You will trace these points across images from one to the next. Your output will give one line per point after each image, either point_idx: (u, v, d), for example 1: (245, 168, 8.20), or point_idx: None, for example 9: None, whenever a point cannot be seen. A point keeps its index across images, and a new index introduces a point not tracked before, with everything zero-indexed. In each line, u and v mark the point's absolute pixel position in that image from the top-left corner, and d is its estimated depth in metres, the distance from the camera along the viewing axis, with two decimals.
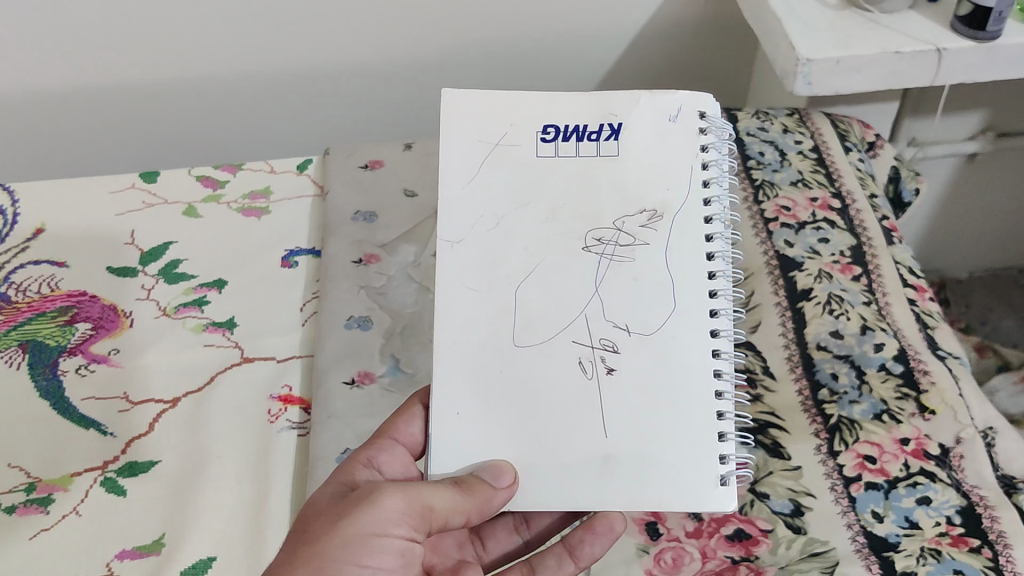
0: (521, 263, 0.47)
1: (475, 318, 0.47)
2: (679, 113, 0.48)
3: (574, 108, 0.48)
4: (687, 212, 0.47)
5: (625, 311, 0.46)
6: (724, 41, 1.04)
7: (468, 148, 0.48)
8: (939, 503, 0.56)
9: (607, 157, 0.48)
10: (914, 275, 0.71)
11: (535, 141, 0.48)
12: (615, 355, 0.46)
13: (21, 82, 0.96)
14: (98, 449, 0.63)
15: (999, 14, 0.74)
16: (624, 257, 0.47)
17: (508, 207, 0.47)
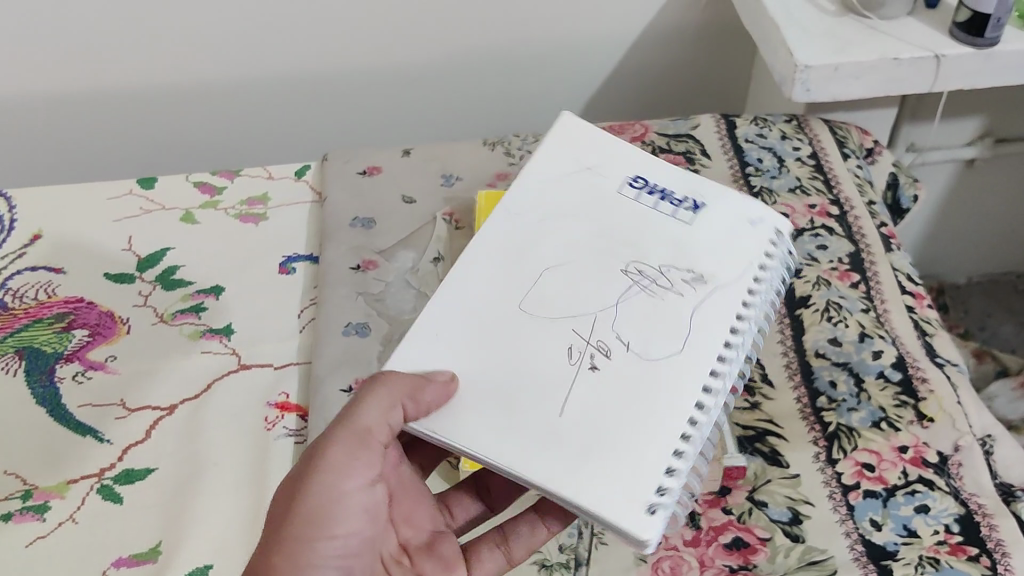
0: (547, 269, 0.52)
1: (485, 288, 0.51)
2: (755, 223, 0.55)
3: (671, 183, 0.57)
4: (726, 281, 0.52)
5: (637, 327, 0.50)
6: (723, 47, 1.04)
7: (572, 159, 0.57)
8: (937, 511, 0.56)
9: (679, 221, 0.55)
10: (913, 282, 0.71)
11: (618, 180, 0.56)
12: (605, 357, 0.49)
13: (20, 87, 0.96)
14: (95, 456, 0.63)
15: (997, 21, 0.74)
16: (657, 290, 0.51)
17: (566, 224, 0.54)
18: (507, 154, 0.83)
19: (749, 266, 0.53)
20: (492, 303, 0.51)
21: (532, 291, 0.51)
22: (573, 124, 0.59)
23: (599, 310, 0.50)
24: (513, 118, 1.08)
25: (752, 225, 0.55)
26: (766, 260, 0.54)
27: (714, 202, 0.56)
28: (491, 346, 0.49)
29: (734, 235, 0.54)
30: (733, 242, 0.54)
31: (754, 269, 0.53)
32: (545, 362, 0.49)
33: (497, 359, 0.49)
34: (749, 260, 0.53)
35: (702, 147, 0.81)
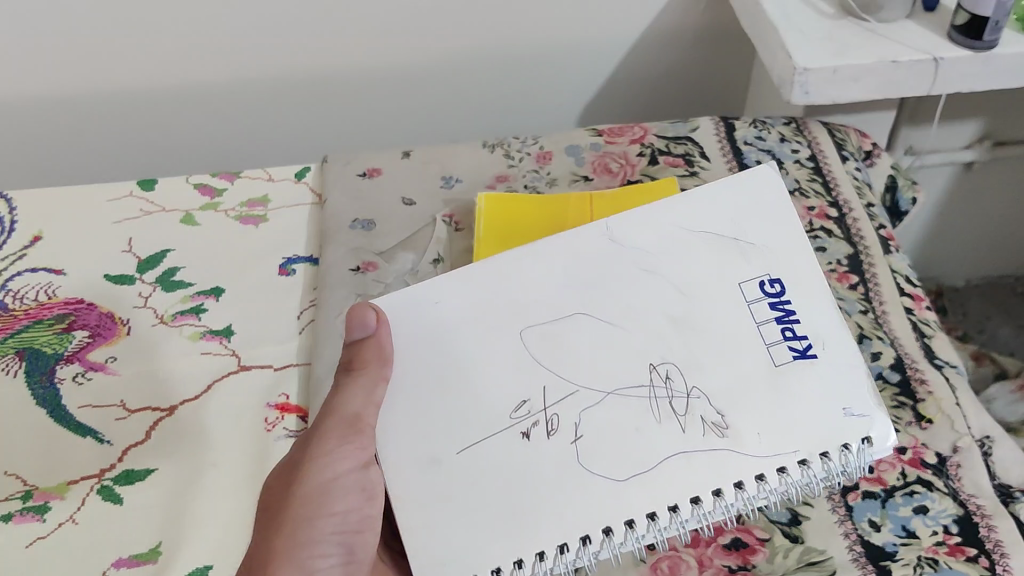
0: (562, 321, 0.54)
1: (511, 298, 0.55)
2: (851, 415, 0.51)
3: (811, 309, 0.54)
4: (754, 440, 0.51)
5: (623, 417, 0.52)
6: (723, 50, 1.04)
7: (716, 216, 0.57)
8: (936, 512, 0.56)
9: (770, 358, 0.53)
10: (911, 284, 0.71)
11: (753, 265, 0.55)
12: (546, 434, 0.51)
13: (20, 89, 0.97)
14: (95, 457, 0.63)
15: (996, 24, 0.75)
16: (666, 409, 0.52)
17: (630, 278, 0.56)
18: (506, 156, 0.83)
19: (793, 452, 0.50)
20: (503, 322, 0.54)
21: (530, 334, 0.54)
22: (771, 185, 0.58)
23: (590, 381, 0.53)
24: (512, 120, 1.08)
25: (843, 416, 0.51)
26: (830, 451, 0.50)
27: (825, 363, 0.53)
28: (469, 403, 0.52)
29: (803, 408, 0.51)
30: (807, 407, 0.51)
31: (800, 452, 0.50)
32: (502, 439, 0.51)
33: (462, 433, 0.52)
34: (801, 443, 0.50)
35: (701, 150, 0.81)
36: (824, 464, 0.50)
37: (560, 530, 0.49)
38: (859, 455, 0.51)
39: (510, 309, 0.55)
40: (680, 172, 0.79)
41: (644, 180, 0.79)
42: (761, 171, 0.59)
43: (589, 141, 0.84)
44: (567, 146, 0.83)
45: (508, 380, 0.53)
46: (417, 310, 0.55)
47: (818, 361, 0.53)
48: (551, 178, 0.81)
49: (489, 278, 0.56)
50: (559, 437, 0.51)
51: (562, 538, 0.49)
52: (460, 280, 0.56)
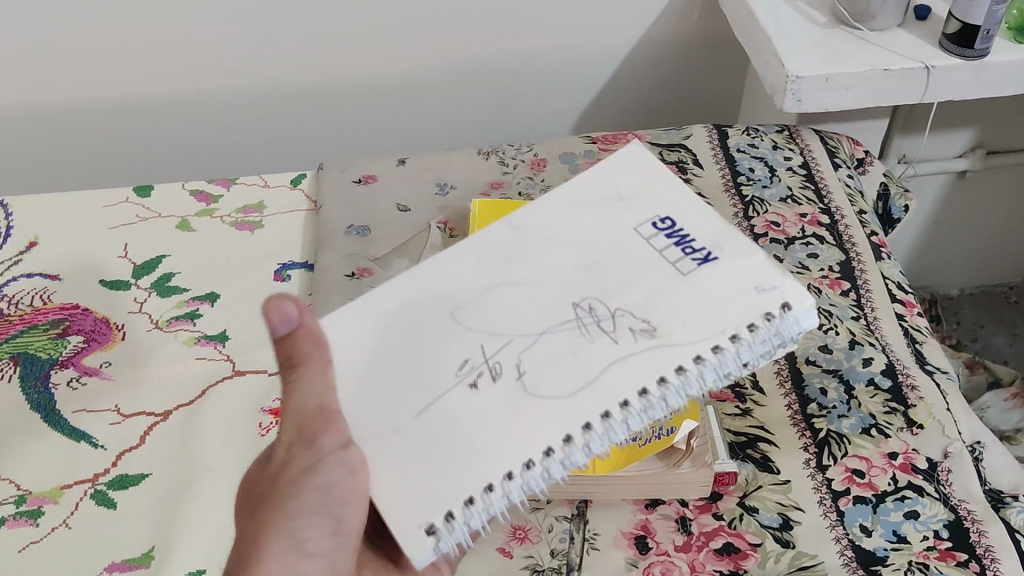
0: (481, 293, 0.45)
1: (408, 294, 0.45)
2: (763, 290, 0.42)
3: (702, 223, 0.45)
4: (683, 334, 0.41)
5: (551, 355, 0.42)
6: (717, 59, 1.05)
7: (593, 186, 0.48)
8: (927, 517, 0.56)
9: (676, 271, 0.43)
10: (903, 291, 0.72)
11: (636, 213, 0.46)
12: (489, 381, 0.41)
13: (18, 97, 0.97)
14: (89, 462, 0.63)
15: (987, 32, 0.75)
16: (595, 332, 0.42)
17: (539, 246, 0.46)
18: (501, 163, 0.83)
19: (720, 332, 0.40)
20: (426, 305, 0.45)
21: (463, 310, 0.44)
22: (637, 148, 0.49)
23: (520, 326, 0.43)
24: (508, 128, 1.09)
25: (754, 291, 0.41)
26: (753, 322, 0.41)
27: (733, 259, 0.43)
28: (406, 376, 0.43)
29: (726, 293, 0.42)
30: (717, 296, 0.42)
31: (727, 330, 0.40)
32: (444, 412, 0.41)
33: (395, 399, 0.42)
34: (724, 325, 0.41)
35: (694, 157, 0.82)
36: (751, 337, 0.40)
37: (487, 463, 0.39)
38: (784, 323, 0.41)
39: (428, 298, 0.45)
40: None
41: None
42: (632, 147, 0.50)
43: (583, 148, 0.84)
44: (560, 154, 0.84)
45: (446, 338, 0.43)
46: (329, 331, 0.44)
47: (722, 258, 0.43)
48: (546, 184, 0.81)
49: (384, 292, 0.46)
50: (504, 382, 0.41)
51: (487, 476, 0.39)
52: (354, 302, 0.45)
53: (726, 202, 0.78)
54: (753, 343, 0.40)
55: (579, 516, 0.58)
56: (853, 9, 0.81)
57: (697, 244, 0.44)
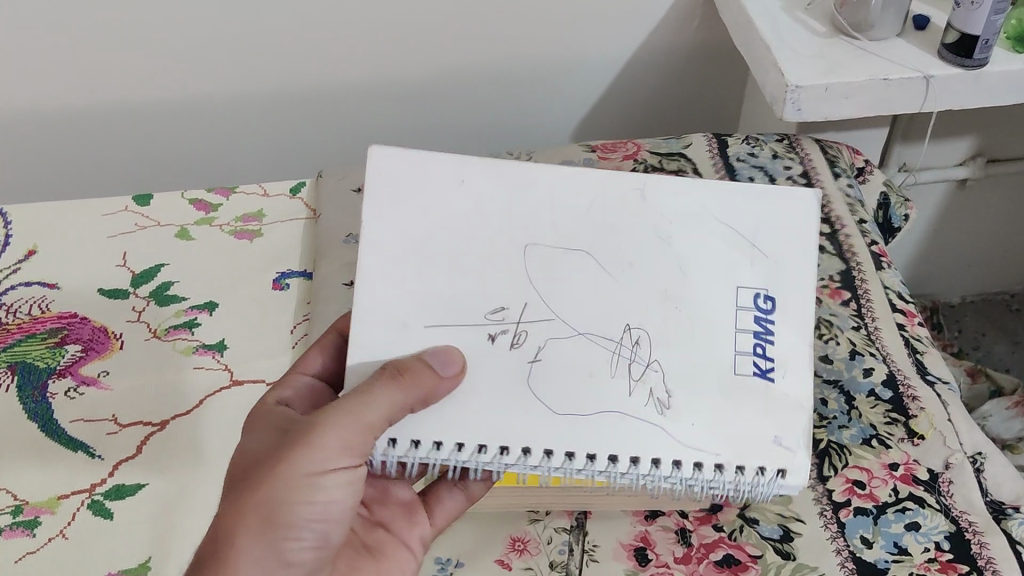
0: (564, 249, 0.48)
1: (485, 201, 0.48)
2: (780, 443, 0.46)
3: (792, 340, 0.48)
4: (687, 431, 0.46)
5: (578, 361, 0.47)
6: (717, 67, 1.04)
7: (743, 210, 0.49)
8: (928, 529, 0.56)
9: (735, 362, 0.47)
10: (903, 300, 0.71)
11: (757, 270, 0.48)
12: (507, 343, 0.47)
13: (18, 103, 0.97)
14: (86, 472, 0.63)
15: (986, 42, 0.75)
16: (622, 370, 0.47)
17: (646, 242, 0.48)
18: None
19: (714, 454, 0.46)
20: (487, 229, 0.48)
21: (534, 254, 0.48)
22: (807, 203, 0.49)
23: (570, 314, 0.47)
24: (508, 135, 1.09)
25: (771, 440, 0.46)
26: (745, 466, 0.46)
27: (784, 391, 0.47)
28: (444, 292, 0.47)
29: (753, 424, 0.46)
30: (745, 413, 0.46)
31: (721, 456, 0.46)
32: (462, 332, 0.46)
33: (422, 303, 0.47)
34: (730, 447, 0.46)
35: (694, 166, 0.82)
36: (738, 475, 0.46)
37: (456, 429, 0.46)
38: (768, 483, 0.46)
39: (494, 221, 0.48)
40: None
41: None
42: (806, 194, 0.50)
43: (583, 156, 0.84)
44: (560, 162, 0.83)
45: (481, 280, 0.47)
46: (431, 180, 0.48)
47: (775, 388, 0.47)
48: None
49: (491, 175, 0.48)
50: (518, 353, 0.47)
51: (467, 436, 0.45)
52: (463, 163, 0.48)
53: None
54: (734, 479, 0.46)
55: (578, 527, 0.58)
56: (852, 18, 0.81)
57: (771, 354, 0.48)
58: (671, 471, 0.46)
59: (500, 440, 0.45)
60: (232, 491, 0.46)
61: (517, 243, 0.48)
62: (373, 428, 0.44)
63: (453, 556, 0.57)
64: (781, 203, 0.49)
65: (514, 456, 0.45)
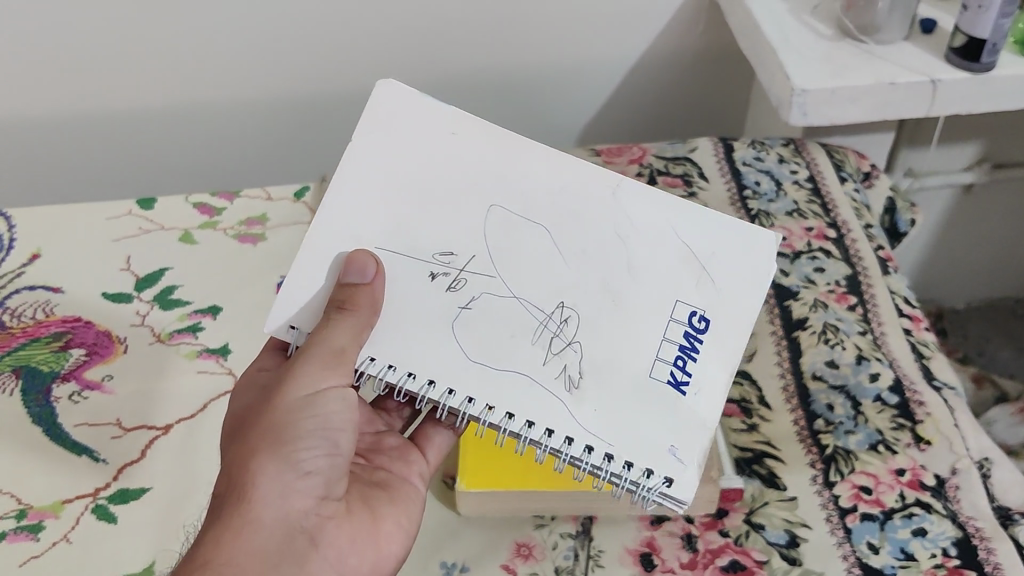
0: (526, 221, 0.50)
1: (465, 156, 0.50)
2: (674, 455, 0.47)
3: (713, 361, 0.50)
4: (588, 416, 0.48)
5: (507, 320, 0.49)
6: (722, 70, 1.04)
7: (703, 230, 0.51)
8: (934, 534, 0.56)
9: (653, 365, 0.49)
10: (909, 305, 0.71)
11: (700, 291, 0.50)
12: (444, 283, 0.49)
13: (24, 108, 0.97)
14: (90, 476, 0.62)
15: (993, 45, 0.75)
16: (545, 341, 0.49)
17: (603, 237, 0.50)
18: None
19: (607, 444, 0.47)
20: (454, 176, 0.50)
21: (496, 216, 0.50)
22: (762, 257, 0.51)
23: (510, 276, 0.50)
24: None
25: (666, 448, 0.47)
26: (636, 465, 0.47)
27: (688, 409, 0.48)
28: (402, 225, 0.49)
29: (652, 425, 0.48)
30: (653, 414, 0.48)
31: (612, 447, 0.47)
32: (407, 267, 0.49)
33: (378, 227, 0.49)
34: (624, 439, 0.47)
35: (699, 170, 0.82)
36: (623, 471, 0.47)
37: (440, 369, 0.47)
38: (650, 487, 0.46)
39: (458, 167, 0.50)
40: (677, 192, 0.79)
41: None
42: (772, 243, 0.51)
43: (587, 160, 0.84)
44: None
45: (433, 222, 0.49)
46: (428, 122, 0.51)
47: (684, 400, 0.49)
48: None
49: (475, 130, 0.51)
50: (454, 296, 0.49)
51: (453, 381, 0.47)
52: (458, 118, 0.51)
53: (732, 215, 0.77)
54: (618, 473, 0.47)
55: (584, 532, 0.57)
56: (858, 21, 0.81)
57: (690, 369, 0.49)
58: (567, 448, 0.47)
59: (448, 382, 0.47)
60: (240, 440, 0.48)
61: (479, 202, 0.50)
62: (345, 351, 0.46)
63: (459, 560, 0.56)
64: (746, 245, 0.51)
65: (458, 401, 0.47)
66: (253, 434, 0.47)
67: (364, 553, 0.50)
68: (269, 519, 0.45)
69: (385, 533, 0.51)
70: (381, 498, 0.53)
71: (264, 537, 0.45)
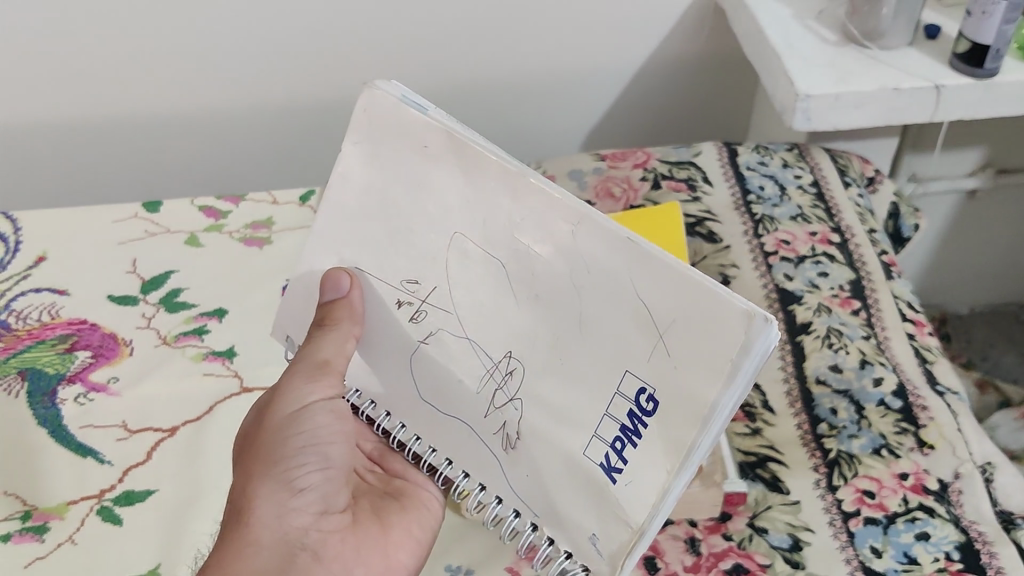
0: (486, 255, 0.44)
1: (433, 173, 0.46)
2: (595, 544, 0.43)
3: (655, 456, 0.40)
4: (520, 479, 0.45)
5: (461, 362, 0.46)
6: (726, 76, 1.04)
7: (669, 288, 0.39)
8: (938, 538, 0.56)
9: (591, 442, 0.42)
10: (913, 310, 0.71)
11: (652, 366, 0.40)
12: (407, 314, 0.48)
13: (30, 113, 0.98)
14: (95, 478, 0.63)
15: (997, 51, 0.75)
16: (490, 392, 0.45)
17: (556, 281, 0.42)
18: None
19: (534, 513, 0.45)
20: (425, 195, 0.46)
21: (458, 248, 0.46)
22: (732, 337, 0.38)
23: (466, 315, 0.46)
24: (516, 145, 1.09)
25: (588, 536, 0.43)
26: (557, 540, 0.45)
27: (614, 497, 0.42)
28: (381, 246, 0.49)
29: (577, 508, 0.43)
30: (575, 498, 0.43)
31: (537, 517, 0.45)
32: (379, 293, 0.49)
33: (364, 245, 0.49)
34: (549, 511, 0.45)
35: (703, 175, 0.82)
36: (545, 543, 0.45)
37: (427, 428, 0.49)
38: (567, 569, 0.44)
39: (429, 191, 0.46)
40: (681, 198, 0.79)
41: (647, 204, 0.79)
42: (760, 326, 0.37)
43: (591, 165, 0.84)
44: (569, 171, 0.83)
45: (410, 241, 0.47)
46: (407, 130, 0.47)
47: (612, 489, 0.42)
48: None
49: (445, 144, 0.45)
50: (415, 328, 0.48)
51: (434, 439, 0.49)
52: (431, 127, 0.46)
53: (737, 219, 0.77)
54: (540, 545, 0.45)
55: None
56: (862, 27, 0.81)
57: (628, 455, 0.41)
58: (497, 507, 0.47)
59: (433, 441, 0.49)
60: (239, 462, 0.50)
61: (445, 230, 0.46)
62: (330, 362, 0.49)
63: (463, 564, 0.56)
64: (717, 318, 0.38)
65: (421, 447, 0.50)
66: (249, 457, 0.49)
67: (375, 564, 0.50)
68: (268, 540, 0.46)
69: (396, 540, 0.52)
70: (392, 508, 0.53)
71: (264, 557, 0.46)
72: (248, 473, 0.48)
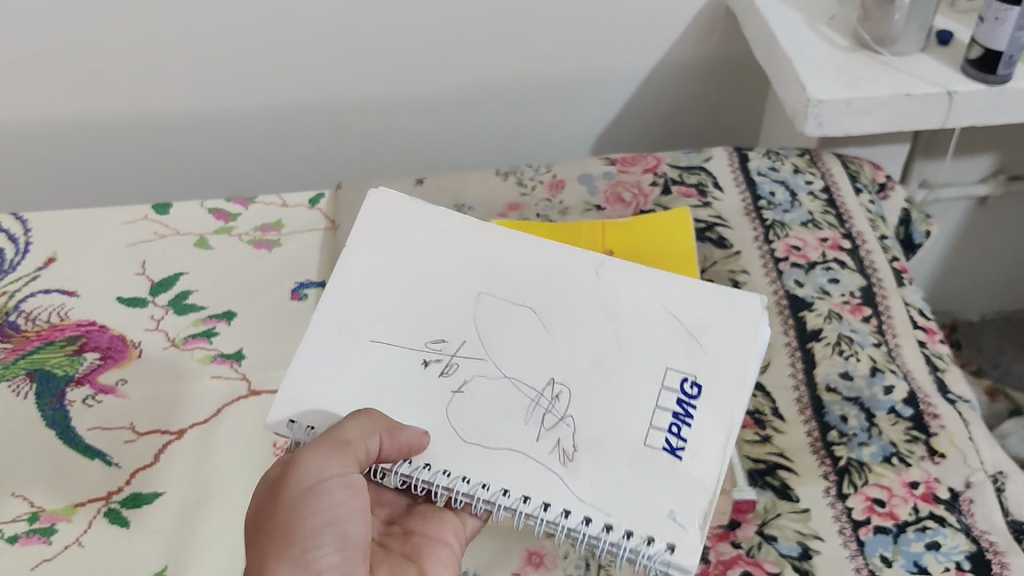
0: (518, 305, 0.55)
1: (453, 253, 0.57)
2: (674, 519, 0.47)
3: (709, 434, 0.50)
4: (585, 488, 0.49)
5: (498, 401, 0.52)
6: (738, 80, 1.04)
7: (687, 304, 0.55)
8: (948, 548, 0.55)
9: (647, 432, 0.50)
10: (924, 317, 0.71)
11: (689, 360, 0.53)
12: (438, 367, 0.53)
13: (41, 112, 0.98)
14: (103, 480, 0.63)
15: (1010, 58, 0.75)
16: (534, 416, 0.51)
17: (591, 311, 0.55)
18: (519, 184, 0.83)
19: (605, 514, 0.48)
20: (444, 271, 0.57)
21: (488, 302, 0.56)
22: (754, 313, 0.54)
23: (503, 358, 0.54)
24: (526, 149, 1.09)
25: (666, 516, 0.47)
26: (636, 533, 0.47)
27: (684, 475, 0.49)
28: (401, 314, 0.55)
29: (650, 495, 0.48)
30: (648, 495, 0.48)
31: (610, 517, 0.47)
32: (402, 357, 0.53)
33: (378, 324, 0.54)
34: (622, 505, 0.48)
35: (714, 180, 0.81)
36: (622, 540, 0.47)
37: (479, 464, 0.50)
38: (652, 555, 0.46)
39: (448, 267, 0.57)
40: (692, 203, 0.79)
41: (657, 209, 0.79)
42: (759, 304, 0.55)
43: (601, 170, 0.84)
44: (579, 175, 0.83)
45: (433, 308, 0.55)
46: (416, 231, 0.58)
47: (680, 465, 0.49)
48: (564, 206, 0.80)
49: (466, 235, 0.58)
50: (446, 380, 0.53)
51: (486, 476, 0.49)
52: (446, 221, 0.58)
53: (747, 225, 0.77)
54: (617, 543, 0.47)
55: None
56: (874, 32, 0.80)
57: (686, 435, 0.50)
58: (564, 521, 0.47)
59: (481, 479, 0.49)
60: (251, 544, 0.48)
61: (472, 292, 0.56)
62: (350, 441, 0.47)
63: (470, 569, 0.56)
64: (729, 312, 0.54)
65: (451, 479, 0.49)
66: (263, 536, 0.47)
67: None
68: None
69: None
70: None
71: None
72: (263, 559, 0.46)
